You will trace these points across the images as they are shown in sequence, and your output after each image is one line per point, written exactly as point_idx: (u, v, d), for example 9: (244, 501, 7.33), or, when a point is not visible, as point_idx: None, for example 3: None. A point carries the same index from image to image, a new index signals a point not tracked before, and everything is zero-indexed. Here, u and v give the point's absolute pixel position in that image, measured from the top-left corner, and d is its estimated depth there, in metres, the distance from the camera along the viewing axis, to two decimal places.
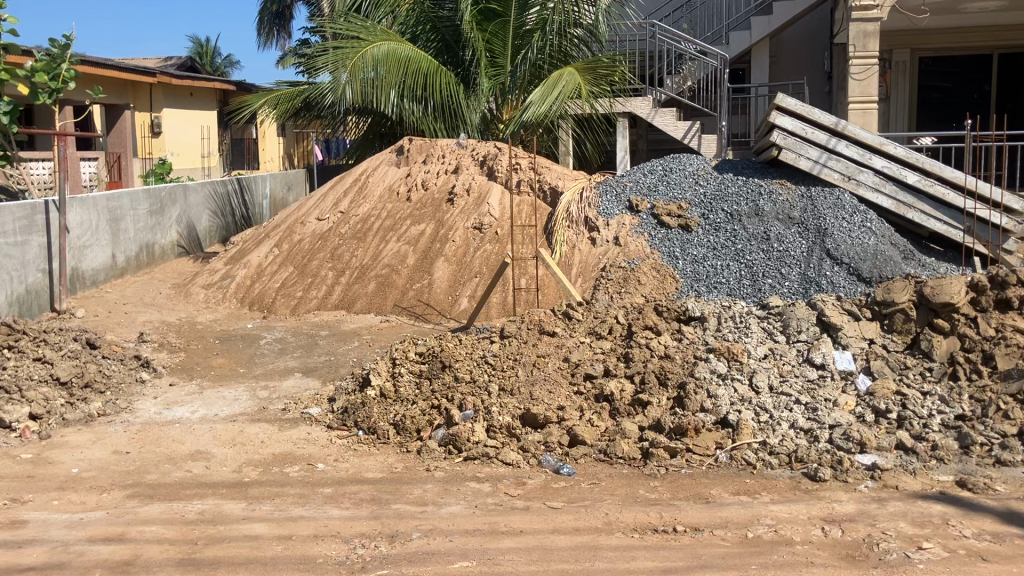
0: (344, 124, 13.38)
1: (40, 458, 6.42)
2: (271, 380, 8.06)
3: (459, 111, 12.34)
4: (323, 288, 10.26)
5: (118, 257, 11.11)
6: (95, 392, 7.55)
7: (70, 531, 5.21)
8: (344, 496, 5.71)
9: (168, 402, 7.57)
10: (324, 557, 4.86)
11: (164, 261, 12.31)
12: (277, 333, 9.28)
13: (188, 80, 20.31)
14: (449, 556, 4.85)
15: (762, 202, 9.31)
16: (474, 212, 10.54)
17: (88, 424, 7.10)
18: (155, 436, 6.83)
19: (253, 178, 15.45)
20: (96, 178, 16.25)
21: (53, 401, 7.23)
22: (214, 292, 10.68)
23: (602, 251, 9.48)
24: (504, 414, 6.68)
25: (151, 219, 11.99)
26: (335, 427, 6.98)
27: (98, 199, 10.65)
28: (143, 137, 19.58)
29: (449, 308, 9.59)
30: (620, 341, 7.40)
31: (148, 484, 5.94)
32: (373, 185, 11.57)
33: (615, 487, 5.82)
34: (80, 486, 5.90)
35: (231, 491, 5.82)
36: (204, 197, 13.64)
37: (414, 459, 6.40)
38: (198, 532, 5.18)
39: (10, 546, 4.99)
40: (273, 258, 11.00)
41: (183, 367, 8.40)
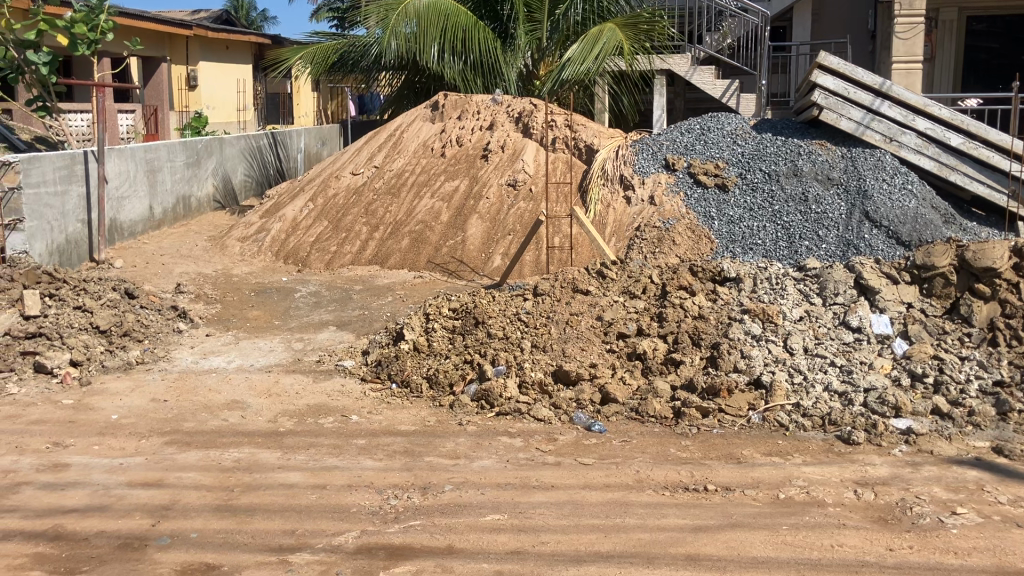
0: (377, 79, 13.36)
1: (81, 404, 6.52)
2: (306, 333, 8.13)
3: (498, 67, 12.22)
4: (357, 244, 10.29)
5: (155, 208, 11.19)
6: (134, 340, 7.64)
7: (111, 475, 5.32)
8: (377, 448, 5.76)
9: (205, 351, 7.66)
10: (358, 507, 4.93)
11: (200, 214, 12.41)
12: (312, 287, 9.34)
13: (225, 33, 20.30)
14: (481, 509, 4.89)
15: (801, 162, 9.18)
16: (509, 168, 10.51)
17: (128, 372, 7.19)
18: (192, 385, 6.93)
19: (288, 133, 15.47)
20: (134, 130, 16.38)
21: (94, 348, 7.33)
22: (250, 245, 10.73)
23: (637, 211, 9.43)
24: (536, 370, 6.67)
25: (188, 171, 12.06)
26: (369, 379, 7.04)
27: (136, 150, 10.72)
28: (179, 90, 19.66)
29: (482, 265, 9.55)
30: (655, 301, 7.35)
31: (185, 431, 6.03)
32: (408, 140, 11.58)
33: (647, 445, 5.83)
34: (120, 432, 6.00)
35: (267, 440, 5.90)
36: (240, 150, 13.68)
37: (446, 414, 6.44)
38: (234, 479, 5.26)
39: (54, 488, 5.10)
40: (308, 212, 11.04)
41: (220, 318, 8.49)
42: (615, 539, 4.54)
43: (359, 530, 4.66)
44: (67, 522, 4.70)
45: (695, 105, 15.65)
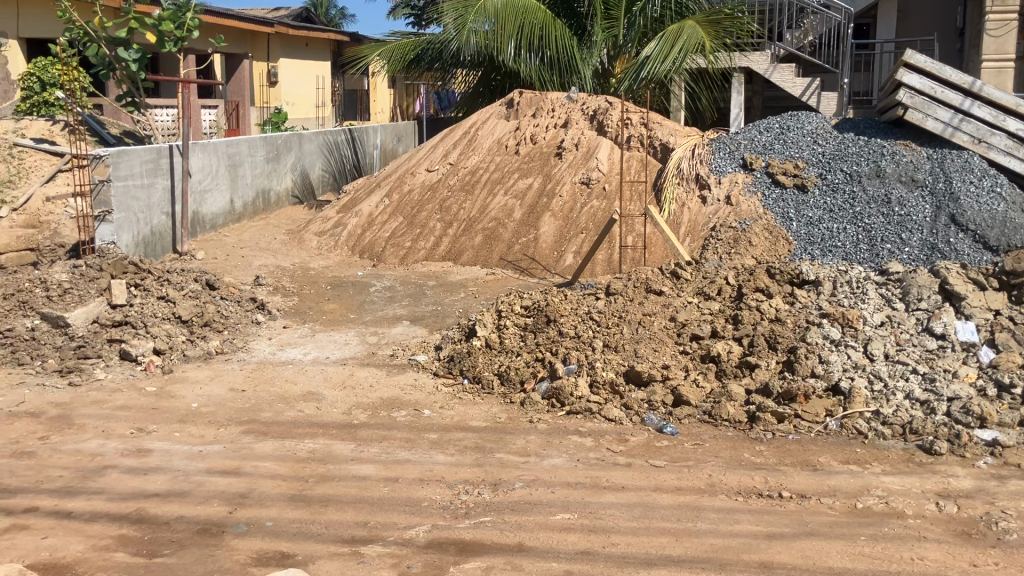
0: (453, 76, 13.45)
1: (164, 391, 6.69)
2: (380, 327, 8.23)
3: (574, 65, 12.18)
4: (430, 240, 10.37)
5: (236, 202, 11.46)
6: (214, 331, 7.81)
7: (191, 461, 5.46)
8: (448, 443, 5.80)
9: (282, 343, 7.81)
10: (429, 501, 4.96)
11: (279, 208, 12.67)
12: (386, 282, 9.45)
13: (305, 31, 20.67)
14: (551, 508, 4.88)
15: (884, 163, 8.94)
16: (583, 166, 10.47)
17: (208, 361, 7.36)
18: (269, 375, 7.07)
19: (365, 129, 15.69)
20: (216, 125, 16.79)
21: (176, 338, 7.51)
22: (327, 240, 10.90)
23: (713, 211, 9.31)
24: (608, 370, 6.62)
25: (268, 166, 12.32)
26: (441, 374, 7.09)
27: (219, 145, 10.98)
28: (261, 86, 20.07)
29: (554, 263, 9.52)
30: (730, 303, 7.24)
31: (263, 421, 6.16)
32: (482, 137, 11.63)
33: (720, 449, 5.74)
34: (200, 420, 6.16)
35: (341, 432, 5.99)
36: (319, 146, 13.92)
37: (517, 411, 6.45)
38: (309, 470, 5.36)
39: (137, 473, 5.26)
40: (383, 208, 11.17)
41: (297, 310, 8.65)
42: (687, 544, 4.48)
43: (430, 524, 4.69)
44: (149, 506, 4.84)
45: (773, 104, 15.37)
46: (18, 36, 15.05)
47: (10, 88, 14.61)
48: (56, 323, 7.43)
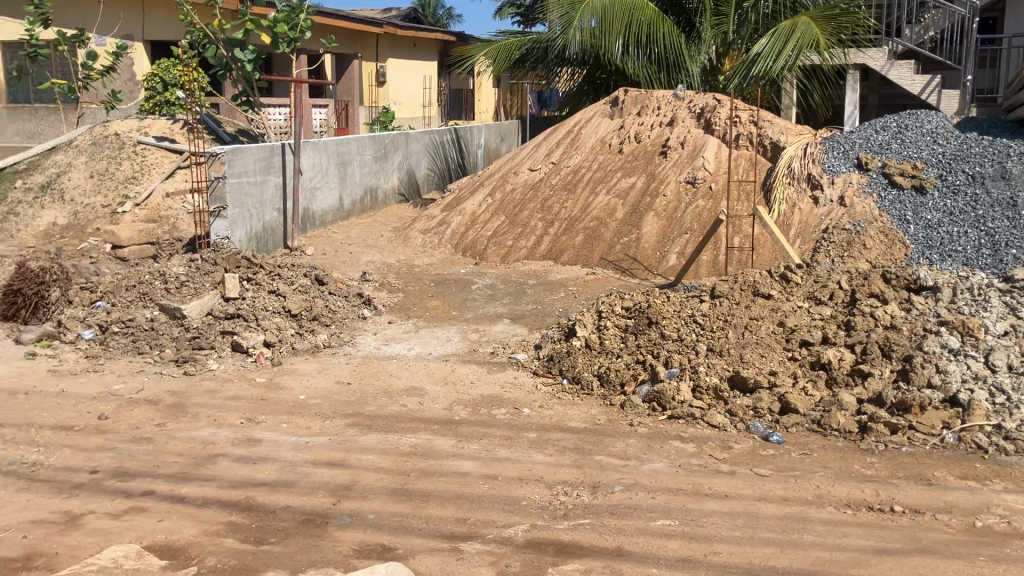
0: (558, 75, 13.48)
1: (273, 382, 6.89)
2: (481, 324, 8.28)
3: (682, 62, 12.06)
4: (532, 239, 10.38)
5: (344, 200, 11.72)
6: (321, 325, 7.99)
7: (298, 452, 5.60)
8: (548, 443, 5.78)
9: (386, 338, 7.94)
10: (528, 500, 4.96)
11: (385, 206, 12.90)
12: (488, 280, 9.51)
13: (413, 31, 20.98)
14: (651, 513, 4.81)
15: (1011, 164, 8.50)
16: (688, 165, 10.30)
17: (315, 354, 7.53)
18: (373, 369, 7.20)
19: (470, 128, 15.84)
20: (326, 124, 17.21)
21: (285, 331, 7.70)
22: (431, 237, 11.02)
23: (824, 212, 9.02)
24: (711, 375, 6.49)
25: (375, 165, 12.55)
26: (541, 373, 7.08)
27: (329, 144, 11.24)
28: (369, 86, 20.47)
29: (657, 263, 9.40)
30: (842, 308, 7.00)
31: (367, 414, 6.28)
32: (586, 136, 11.58)
33: (828, 460, 5.55)
34: (307, 412, 6.31)
35: (443, 428, 6.04)
36: (424, 144, 14.11)
37: (617, 413, 6.38)
38: (411, 464, 5.43)
39: (247, 462, 5.43)
40: (487, 206, 11.24)
41: (401, 306, 8.78)
42: (792, 555, 4.34)
43: (529, 524, 4.69)
44: (257, 495, 4.98)
45: (890, 102, 14.80)
46: (144, 38, 15.90)
47: (136, 88, 15.99)
48: (173, 314, 7.66)
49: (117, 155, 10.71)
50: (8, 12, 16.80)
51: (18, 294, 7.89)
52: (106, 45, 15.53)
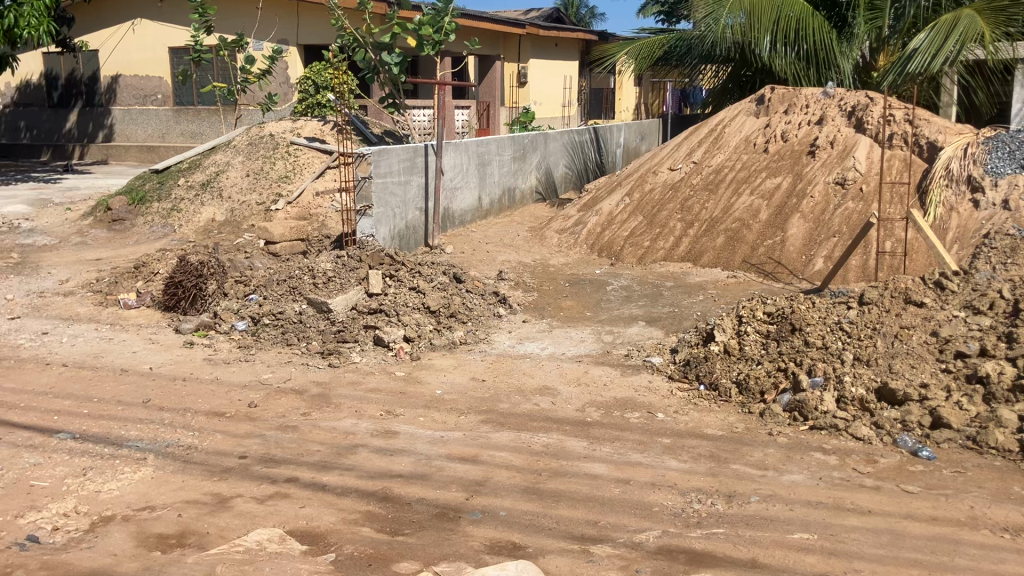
0: (701, 73, 13.28)
1: (411, 376, 7.05)
2: (616, 326, 8.23)
3: (833, 60, 11.60)
4: (671, 240, 10.23)
5: (483, 199, 11.89)
6: (458, 322, 8.12)
7: (433, 446, 5.72)
8: (682, 449, 5.69)
9: (521, 337, 8.00)
10: (661, 506, 4.89)
11: (523, 205, 13.01)
12: (624, 281, 9.44)
13: (556, 31, 21.06)
14: (789, 525, 4.65)
15: None
16: (837, 166, 9.91)
17: (452, 351, 7.67)
18: (508, 367, 7.27)
19: (609, 128, 15.77)
20: (468, 124, 17.49)
21: (424, 327, 7.87)
22: (568, 237, 11.03)
23: (986, 216, 8.48)
24: (857, 385, 6.20)
25: (514, 165, 12.67)
26: (676, 378, 6.96)
27: (470, 144, 11.41)
28: (511, 87, 20.71)
29: (802, 267, 9.08)
30: (1003, 319, 6.56)
31: (500, 412, 6.34)
32: (729, 135, 11.32)
33: (983, 480, 5.21)
34: (442, 407, 6.43)
35: (575, 429, 6.04)
36: (564, 144, 14.13)
37: (755, 422, 6.20)
38: (543, 464, 5.45)
39: (385, 453, 5.59)
40: (625, 206, 11.16)
41: (536, 306, 8.83)
42: None
43: (661, 530, 4.62)
44: (394, 486, 5.12)
45: None
46: (298, 43, 16.70)
47: (289, 90, 16.86)
48: (320, 308, 7.96)
49: (272, 155, 11.22)
50: (178, 20, 17.86)
51: (179, 285, 8.41)
52: (263, 50, 16.59)
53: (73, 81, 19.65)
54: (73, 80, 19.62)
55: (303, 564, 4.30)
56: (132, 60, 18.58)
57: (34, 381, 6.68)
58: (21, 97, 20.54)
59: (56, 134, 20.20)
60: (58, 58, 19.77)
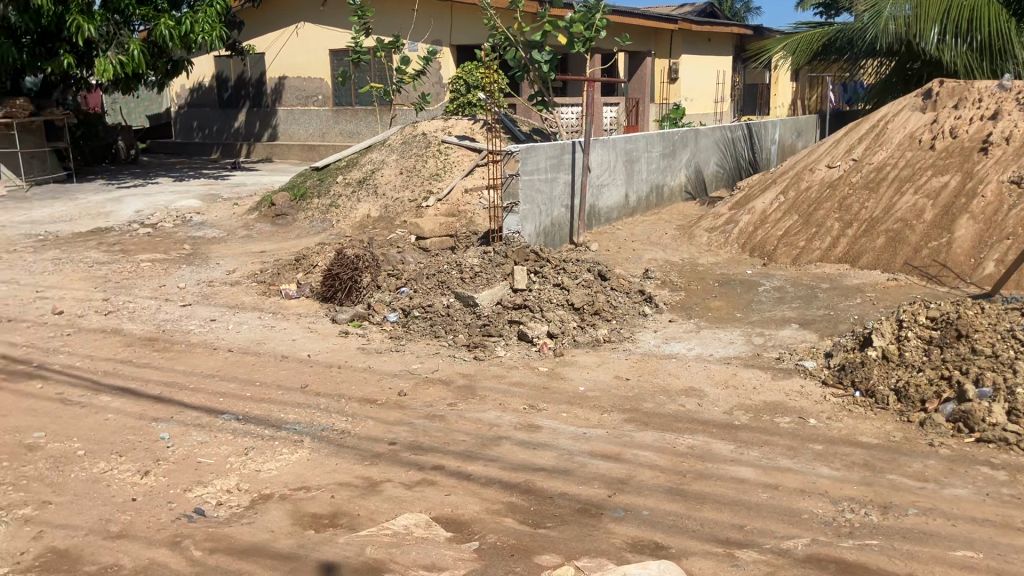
0: (861, 66, 12.75)
1: (555, 372, 7.08)
2: (767, 328, 7.99)
3: (1011, 52, 10.85)
4: (827, 240, 9.84)
5: (631, 196, 11.80)
6: (602, 320, 8.09)
7: (576, 442, 5.72)
8: (835, 456, 5.47)
9: (667, 336, 7.90)
10: (811, 514, 4.72)
11: (671, 203, 12.83)
12: (775, 282, 9.16)
13: (709, 26, 20.62)
14: (951, 542, 4.39)
15: None
16: (1012, 164, 9.30)
17: (595, 348, 7.64)
18: (653, 366, 7.19)
19: (763, 124, 15.35)
20: (617, 121, 17.38)
21: (568, 323, 7.88)
22: (717, 236, 10.81)
23: None
24: None
25: (663, 162, 12.52)
26: (830, 384, 6.68)
27: (618, 141, 11.33)
28: (661, 83, 20.48)
29: (971, 271, 8.55)
30: None
31: (645, 411, 6.28)
32: (893, 131, 10.82)
33: None
34: (586, 404, 6.43)
35: (722, 431, 5.91)
36: (715, 141, 13.85)
37: (916, 431, 5.88)
38: (688, 465, 5.36)
39: (528, 447, 5.63)
40: (778, 205, 10.82)
41: (683, 305, 8.69)
42: None
43: (811, 538, 4.46)
44: (537, 480, 5.16)
45: None
46: (451, 43, 17.10)
47: (441, 90, 17.25)
48: (467, 302, 8.10)
49: (425, 153, 11.51)
50: (336, 23, 18.55)
51: (336, 277, 8.70)
52: (418, 50, 17.08)
53: (242, 83, 20.77)
54: (242, 81, 20.72)
55: (447, 551, 4.40)
56: (296, 63, 19.48)
57: (203, 364, 7.12)
58: (195, 98, 21.90)
59: (226, 133, 21.40)
60: (228, 60, 20.88)
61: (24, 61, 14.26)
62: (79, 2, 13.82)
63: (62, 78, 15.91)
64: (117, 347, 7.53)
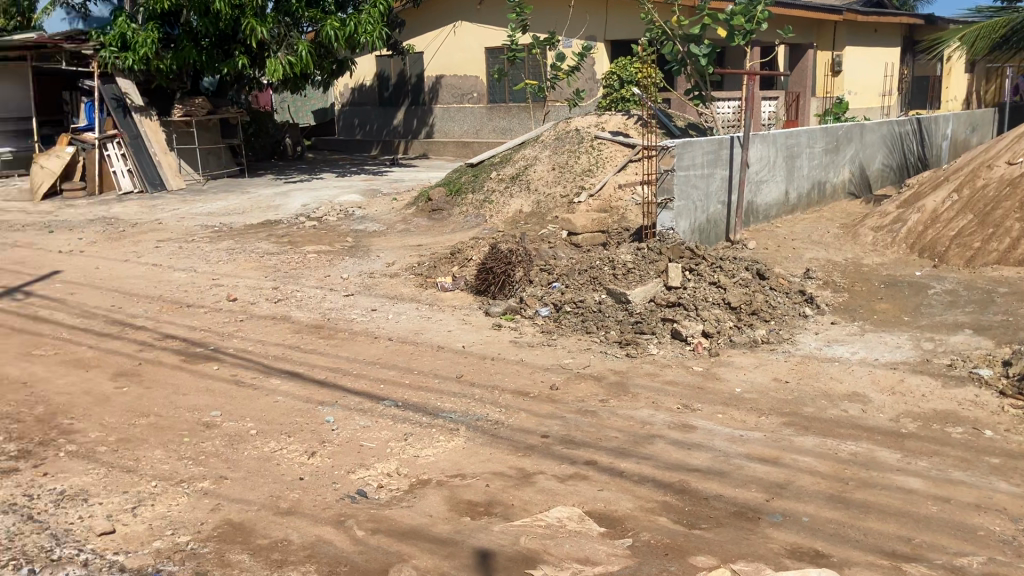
0: None
1: (709, 372, 6.95)
2: (938, 333, 7.59)
3: None
4: (1006, 241, 9.28)
5: (791, 193, 11.44)
6: (760, 320, 7.87)
7: (732, 444, 5.61)
8: (1014, 471, 5.14)
9: (829, 339, 7.62)
10: (986, 531, 4.45)
11: (834, 201, 12.35)
12: (948, 285, 8.68)
13: (876, 16, 19.72)
14: None
15: None
16: None
17: (752, 349, 7.45)
18: (814, 370, 6.95)
19: (933, 119, 14.59)
20: (775, 116, 16.87)
21: (723, 323, 7.72)
22: (884, 236, 10.32)
23: None
24: None
25: (826, 158, 12.08)
26: (1009, 394, 6.25)
27: (779, 136, 11.00)
28: (824, 76, 19.80)
29: None
30: None
31: (804, 415, 6.09)
32: None
33: None
34: (742, 405, 6.29)
35: (888, 440, 5.65)
36: (882, 136, 13.24)
37: None
38: (851, 472, 5.16)
39: (683, 446, 5.56)
40: (952, 204, 10.20)
41: (846, 307, 8.37)
42: None
43: (986, 557, 4.21)
44: (692, 480, 5.09)
45: None
46: (605, 39, 17.04)
47: (595, 86, 17.32)
48: (619, 299, 8.10)
49: (577, 148, 11.55)
50: (493, 21, 18.90)
51: (490, 271, 8.95)
52: (573, 46, 17.21)
53: (400, 82, 21.43)
54: (402, 80, 21.39)
55: (600, 546, 4.41)
56: (452, 61, 19.92)
57: (364, 352, 7.40)
58: (356, 97, 22.72)
59: (384, 131, 22.12)
60: (389, 60, 21.59)
61: (204, 63, 15.13)
62: (254, 5, 14.60)
63: (237, 78, 16.82)
64: (286, 333, 7.93)
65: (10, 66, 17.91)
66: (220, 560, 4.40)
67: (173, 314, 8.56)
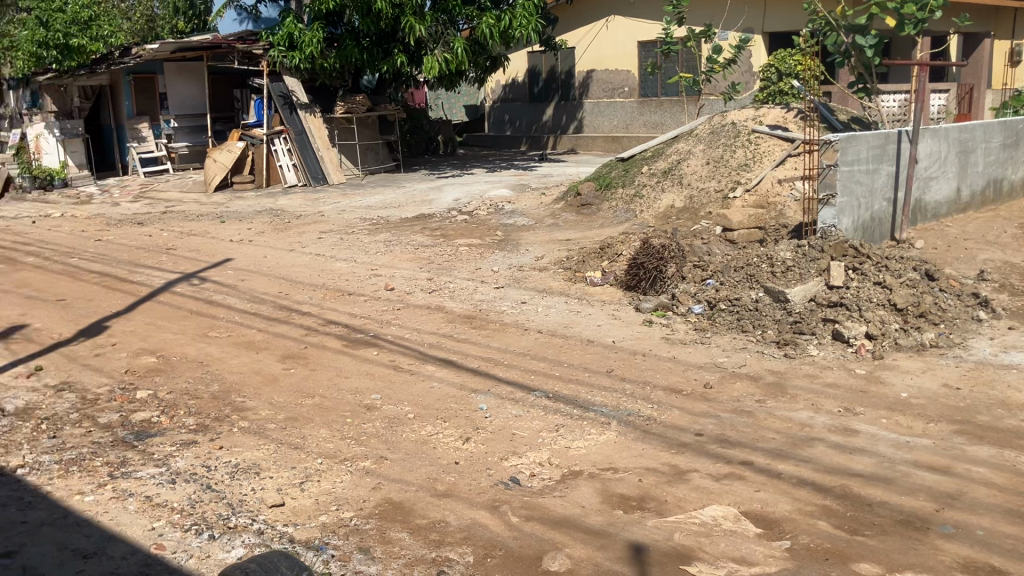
0: None
1: (873, 375, 6.69)
2: None
3: None
4: None
5: (963, 191, 10.83)
6: (929, 323, 7.50)
7: (898, 450, 5.39)
8: None
9: (1006, 345, 7.18)
10: None
11: (1011, 199, 11.63)
12: None
13: None
14: None
15: None
16: None
17: (920, 353, 7.12)
18: (989, 377, 6.57)
19: None
20: (946, 109, 15.98)
21: (889, 325, 7.40)
22: None
23: None
24: None
25: (1003, 153, 11.42)
26: None
27: (951, 129, 10.44)
28: (1001, 67, 18.59)
29: None
30: None
31: (977, 424, 5.78)
32: None
33: None
34: (909, 411, 6.02)
35: None
36: None
37: None
38: None
39: (845, 451, 5.39)
40: None
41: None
42: None
43: None
44: (854, 485, 4.92)
45: None
46: (763, 30, 16.66)
47: (751, 79, 17.10)
48: (777, 298, 7.85)
49: (733, 143, 11.33)
50: (649, 16, 18.83)
51: (642, 267, 8.89)
52: (729, 39, 16.90)
53: (551, 78, 21.58)
54: (553, 75, 21.52)
55: (757, 546, 4.34)
56: (605, 55, 19.92)
57: (516, 343, 7.52)
58: (507, 93, 22.92)
59: (533, 126, 22.32)
60: (541, 55, 21.78)
61: (365, 61, 15.71)
62: (413, 4, 15.06)
63: (395, 76, 17.36)
64: (441, 323, 8.15)
65: (188, 65, 19.06)
66: (381, 537, 4.58)
67: (334, 302, 8.94)
